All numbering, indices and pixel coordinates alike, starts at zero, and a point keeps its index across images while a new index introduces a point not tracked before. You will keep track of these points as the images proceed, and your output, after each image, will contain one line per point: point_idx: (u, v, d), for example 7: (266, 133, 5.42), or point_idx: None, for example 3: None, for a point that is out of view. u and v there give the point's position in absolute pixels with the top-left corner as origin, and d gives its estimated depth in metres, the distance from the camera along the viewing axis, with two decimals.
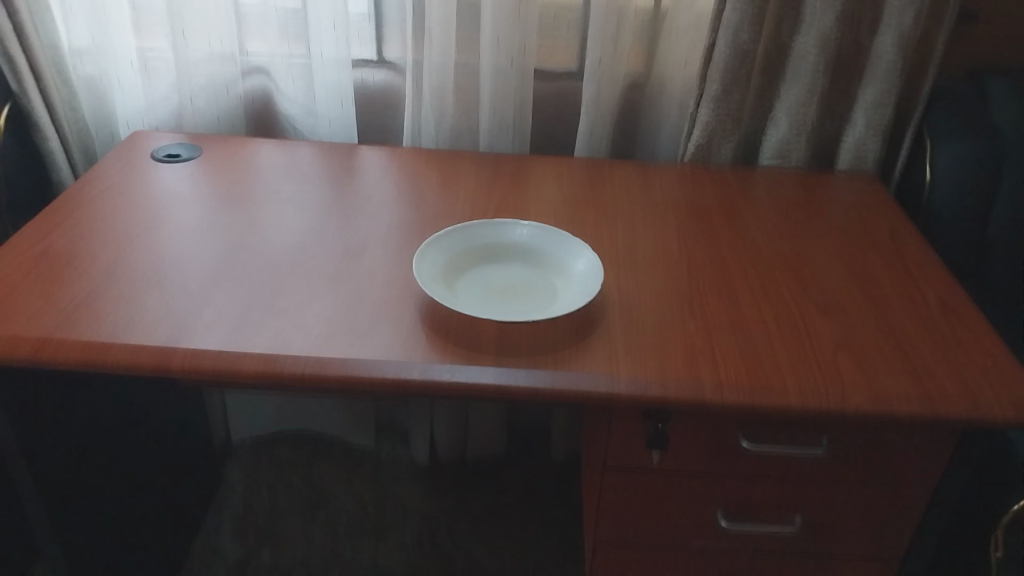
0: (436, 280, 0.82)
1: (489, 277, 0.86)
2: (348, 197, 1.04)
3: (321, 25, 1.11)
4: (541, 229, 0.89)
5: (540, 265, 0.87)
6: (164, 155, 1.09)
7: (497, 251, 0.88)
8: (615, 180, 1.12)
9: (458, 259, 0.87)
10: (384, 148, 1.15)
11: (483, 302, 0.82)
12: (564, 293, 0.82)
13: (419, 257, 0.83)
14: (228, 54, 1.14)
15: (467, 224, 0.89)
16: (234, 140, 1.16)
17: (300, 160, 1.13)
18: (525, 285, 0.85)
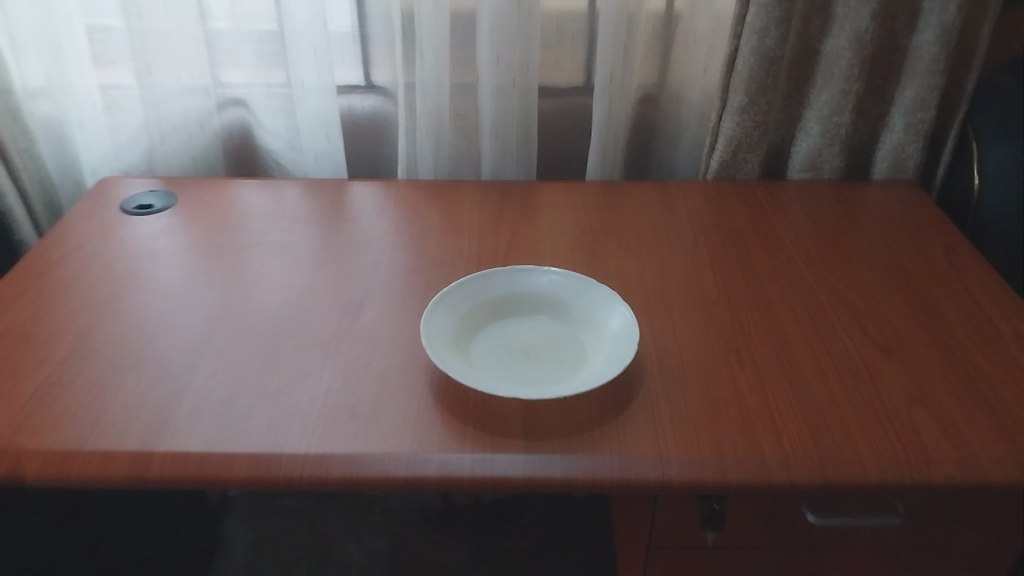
0: (445, 346, 0.71)
1: (506, 335, 0.76)
2: (340, 236, 0.93)
3: (300, 50, 1.00)
4: (563, 276, 0.78)
5: (565, 318, 0.77)
6: (134, 205, 0.99)
7: (515, 305, 0.78)
8: (633, 198, 1.01)
9: (471, 315, 0.77)
10: (377, 182, 1.04)
11: (503, 369, 0.72)
12: (595, 354, 0.72)
13: (426, 319, 0.72)
14: (200, 87, 1.04)
15: (477, 274, 0.78)
16: (212, 182, 1.05)
17: (284, 196, 1.02)
18: (550, 344, 0.74)
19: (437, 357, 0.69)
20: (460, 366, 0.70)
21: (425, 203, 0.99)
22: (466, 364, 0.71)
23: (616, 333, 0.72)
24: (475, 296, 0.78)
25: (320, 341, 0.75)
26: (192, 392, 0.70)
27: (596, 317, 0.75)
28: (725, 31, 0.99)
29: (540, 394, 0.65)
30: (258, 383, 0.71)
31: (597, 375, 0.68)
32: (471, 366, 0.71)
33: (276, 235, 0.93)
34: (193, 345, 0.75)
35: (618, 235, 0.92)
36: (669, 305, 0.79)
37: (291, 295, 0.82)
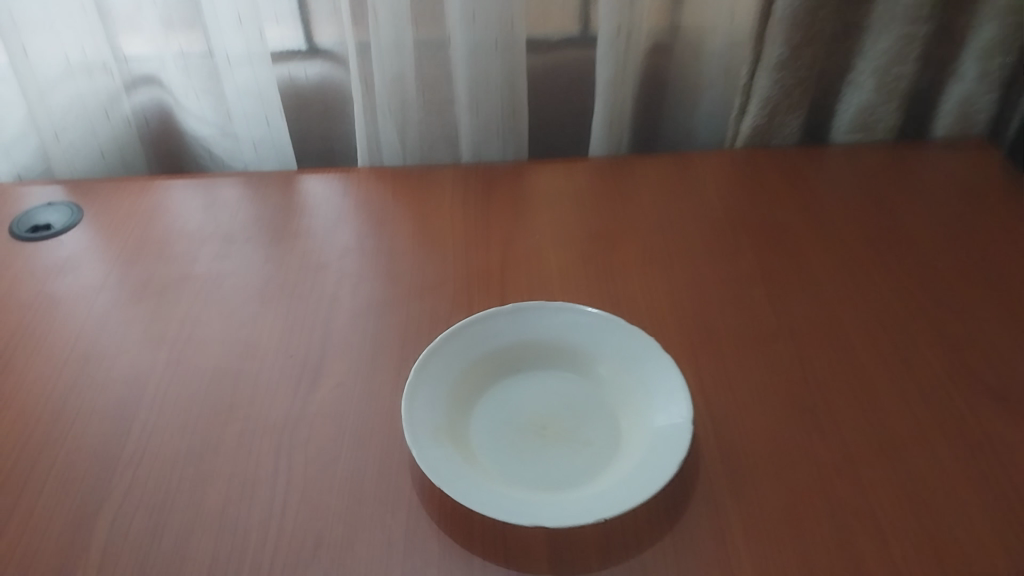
0: (435, 436, 0.54)
1: (515, 404, 0.59)
2: (290, 256, 0.74)
3: (218, 11, 0.77)
4: (586, 315, 0.61)
5: (591, 377, 0.60)
6: (28, 225, 0.79)
7: (523, 357, 0.61)
8: (651, 178, 0.82)
9: (468, 378, 0.59)
10: (334, 172, 0.84)
11: (514, 461, 0.55)
12: (636, 435, 0.55)
13: (410, 398, 0.54)
14: (97, 63, 0.82)
15: (474, 319, 0.60)
16: (127, 185, 0.84)
17: (217, 201, 0.82)
18: (573, 418, 0.58)
19: (428, 460, 0.51)
20: (455, 467, 0.52)
21: (392, 202, 0.80)
22: (465, 459, 0.54)
23: (661, 406, 0.55)
24: (469, 350, 0.60)
25: (272, 426, 0.58)
26: (104, 519, 0.53)
27: (632, 379, 0.58)
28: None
29: (573, 520, 0.48)
30: (194, 499, 0.54)
31: (643, 475, 0.51)
32: (472, 461, 0.54)
33: (209, 261, 0.74)
34: (104, 440, 0.58)
35: (637, 236, 0.74)
36: (717, 341, 0.62)
37: (234, 354, 0.64)
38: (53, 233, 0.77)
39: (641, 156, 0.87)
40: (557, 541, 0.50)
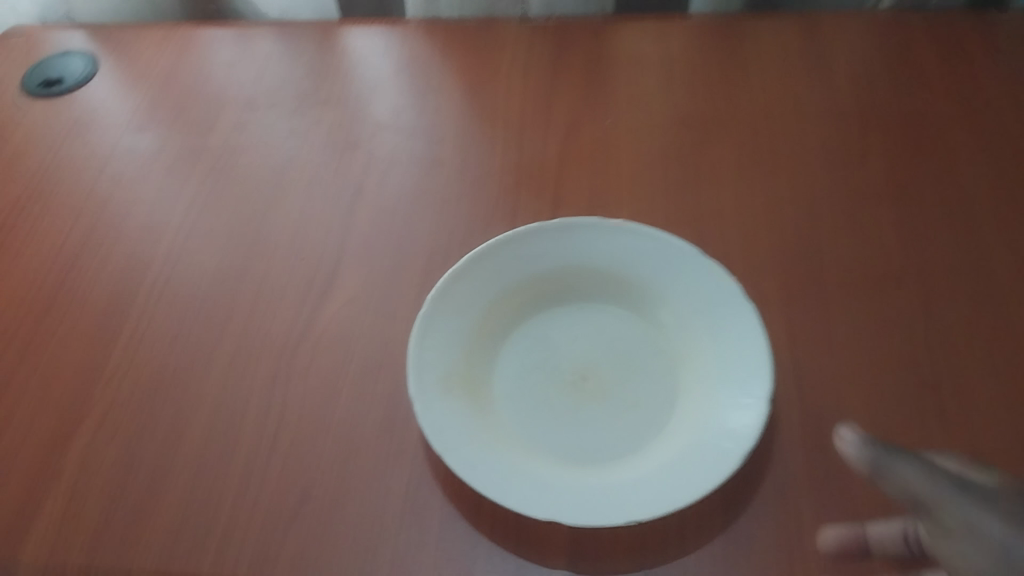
0: (443, 385, 0.45)
1: (552, 347, 0.49)
2: (316, 131, 0.63)
3: None
4: (653, 242, 0.49)
5: (651, 320, 0.49)
6: (40, 79, 0.70)
7: (568, 287, 0.50)
8: (763, 47, 0.65)
9: (498, 309, 0.49)
10: (380, 24, 0.71)
11: (540, 420, 0.46)
12: (697, 405, 0.45)
13: (419, 337, 0.45)
14: None
15: (510, 237, 0.49)
16: (149, 30, 0.74)
17: (246, 56, 0.70)
18: (621, 372, 0.48)
19: (430, 419, 0.43)
20: (463, 428, 0.43)
21: (441, 66, 0.67)
22: (478, 416, 0.45)
23: (735, 374, 0.44)
24: (501, 276, 0.49)
25: (270, 347, 0.50)
26: (76, 449, 0.46)
27: (702, 330, 0.47)
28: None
29: (602, 520, 0.40)
30: (175, 431, 0.46)
31: (699, 467, 0.41)
32: (486, 420, 0.45)
33: (226, 132, 0.64)
34: (87, 348, 0.51)
35: (736, 131, 0.60)
36: (819, 280, 0.51)
37: (237, 250, 0.55)
38: (63, 91, 0.69)
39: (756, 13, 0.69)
40: (582, 537, 0.41)
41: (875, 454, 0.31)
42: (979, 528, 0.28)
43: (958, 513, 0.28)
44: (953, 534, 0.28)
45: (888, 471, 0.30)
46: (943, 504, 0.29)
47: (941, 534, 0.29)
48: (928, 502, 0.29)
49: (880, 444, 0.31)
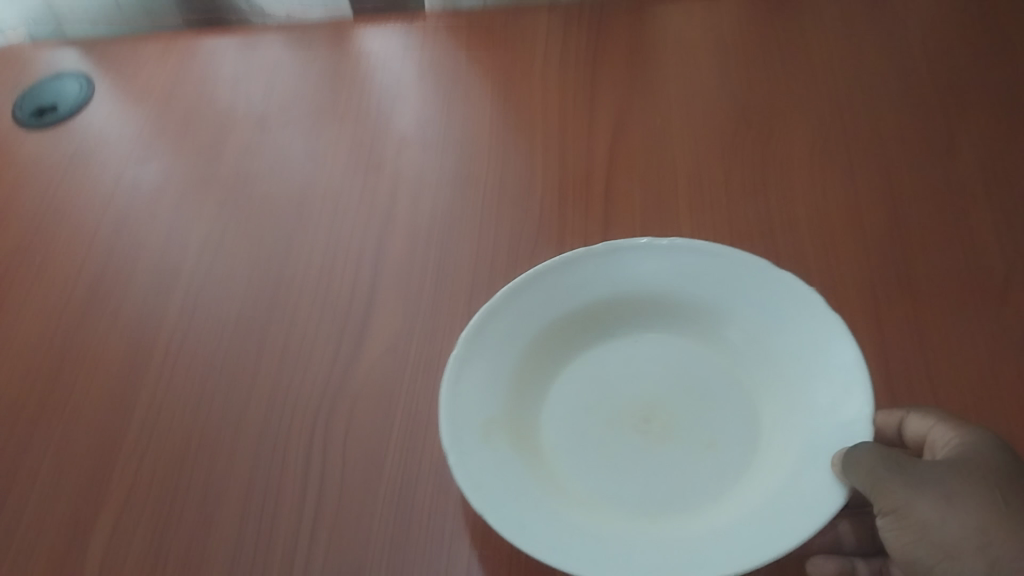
0: (482, 440, 0.38)
1: (609, 391, 0.42)
2: (336, 149, 0.57)
3: None
4: (716, 249, 0.42)
5: (730, 350, 0.42)
6: (36, 107, 0.65)
7: (619, 316, 0.44)
8: (821, 29, 0.59)
9: (541, 344, 0.43)
10: (396, 23, 0.64)
11: (601, 473, 0.39)
12: (791, 437, 0.38)
13: (451, 385, 0.38)
14: None
15: (553, 264, 0.43)
16: (147, 44, 0.68)
17: (254, 67, 0.64)
18: (698, 414, 0.41)
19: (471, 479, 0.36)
20: (513, 489, 0.37)
21: (467, 67, 0.60)
22: (531, 474, 0.38)
23: (832, 398, 0.37)
24: (545, 310, 0.43)
25: (302, 408, 0.45)
26: (99, 536, 0.42)
27: (786, 348, 0.41)
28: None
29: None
30: (205, 508, 0.42)
31: (795, 508, 0.34)
32: (539, 476, 0.38)
33: (237, 156, 0.58)
34: (106, 417, 0.46)
35: (802, 121, 0.53)
36: (912, 293, 0.45)
37: (259, 292, 0.50)
38: (60, 117, 0.64)
39: None
40: None
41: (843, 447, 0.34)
42: (911, 515, 0.32)
43: (896, 499, 0.32)
44: (890, 516, 0.33)
45: (849, 456, 0.33)
46: (889, 490, 0.32)
47: (882, 515, 0.33)
48: (876, 490, 0.32)
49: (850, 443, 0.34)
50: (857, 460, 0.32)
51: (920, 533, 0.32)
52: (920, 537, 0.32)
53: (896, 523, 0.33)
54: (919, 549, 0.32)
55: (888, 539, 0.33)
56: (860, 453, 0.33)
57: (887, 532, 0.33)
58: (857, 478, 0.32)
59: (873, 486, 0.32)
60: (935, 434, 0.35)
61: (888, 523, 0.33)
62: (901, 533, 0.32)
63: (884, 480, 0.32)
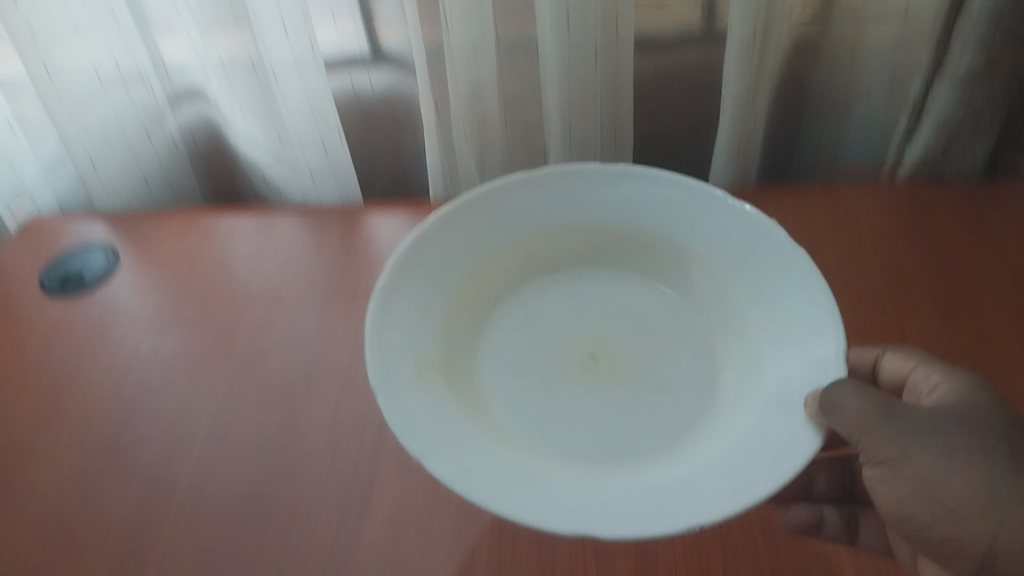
0: (414, 364, 0.49)
1: (546, 319, 0.57)
2: (345, 328, 0.62)
3: (261, 21, 0.64)
4: (662, 191, 0.56)
5: (689, 300, 0.57)
6: (63, 275, 0.70)
7: (575, 271, 0.59)
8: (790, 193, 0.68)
9: (477, 278, 0.56)
10: (404, 212, 0.71)
11: (553, 428, 0.51)
12: (769, 380, 0.49)
13: (395, 268, 0.51)
14: (133, 75, 0.71)
15: (491, 190, 0.55)
16: (172, 220, 0.74)
17: (271, 246, 0.70)
18: (643, 358, 0.54)
19: (394, 402, 0.45)
20: (428, 407, 0.47)
21: None
22: (470, 421, 0.48)
23: (808, 334, 0.48)
24: (501, 236, 0.57)
25: None
26: None
27: (741, 293, 0.54)
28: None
29: (654, 528, 0.41)
30: None
31: (777, 453, 0.43)
32: (479, 423, 0.48)
33: (250, 330, 0.63)
34: None
35: None
36: None
37: (267, 466, 0.53)
38: (85, 288, 0.68)
39: (774, 186, 0.70)
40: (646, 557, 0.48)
41: (826, 386, 0.43)
42: (906, 466, 0.42)
43: (891, 450, 0.42)
44: (884, 465, 0.43)
45: (830, 395, 0.42)
46: (877, 442, 0.43)
47: (875, 464, 0.43)
48: (862, 437, 0.42)
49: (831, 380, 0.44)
50: (840, 402, 0.42)
51: (913, 482, 0.42)
52: (913, 487, 0.42)
53: (885, 471, 0.43)
54: (914, 502, 0.42)
55: (878, 485, 0.44)
56: (840, 393, 0.42)
57: (878, 478, 0.43)
58: (838, 421, 0.42)
59: (859, 427, 0.42)
60: (917, 376, 0.48)
61: (874, 466, 0.44)
62: (890, 479, 0.43)
63: (876, 427, 0.42)
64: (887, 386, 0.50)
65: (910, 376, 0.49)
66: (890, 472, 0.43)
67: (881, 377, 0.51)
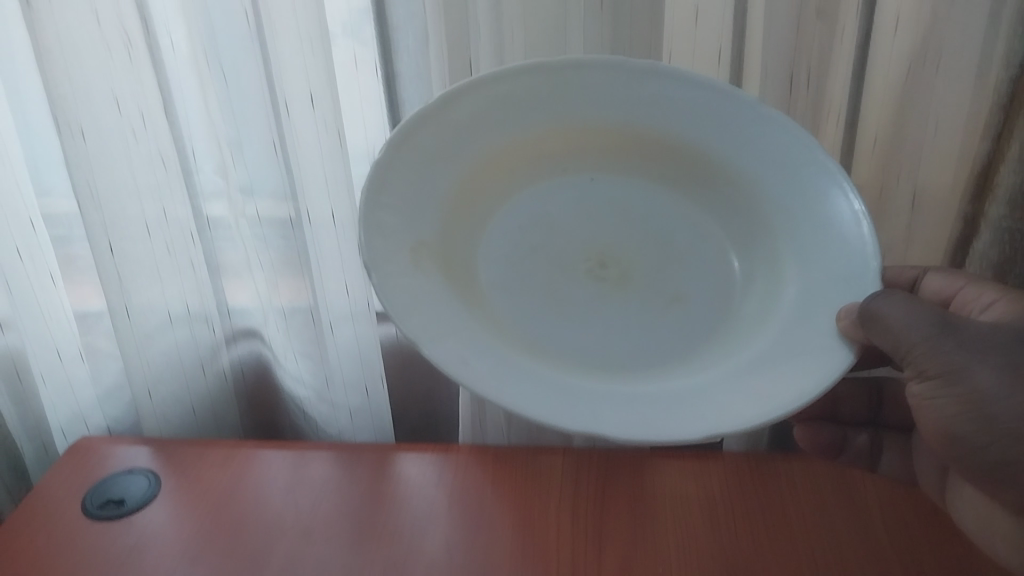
0: (413, 251, 0.51)
1: (554, 210, 0.59)
2: (372, 567, 0.64)
3: (325, 283, 0.73)
4: (687, 90, 0.55)
5: (710, 181, 0.58)
6: (103, 499, 0.72)
7: (581, 153, 0.59)
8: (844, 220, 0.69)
9: (478, 90, 0.54)
10: (432, 456, 0.75)
11: (552, 328, 0.54)
12: (788, 297, 0.54)
13: (387, 160, 0.51)
14: (200, 314, 0.77)
15: (489, 76, 0.53)
16: (213, 450, 0.78)
17: (305, 482, 0.73)
18: (654, 266, 0.57)
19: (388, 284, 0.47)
20: (433, 293, 0.50)
21: (490, 499, 0.70)
22: (471, 310, 0.52)
23: (832, 250, 0.53)
24: (512, 212, 0.59)
25: None
26: None
27: (775, 185, 0.56)
28: (937, 258, 0.69)
29: (679, 435, 0.45)
30: None
31: (817, 361, 0.48)
32: (473, 309, 0.52)
33: (279, 564, 0.65)
34: None
35: None
36: None
37: None
38: (124, 512, 0.71)
39: (779, 454, 0.74)
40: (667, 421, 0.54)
41: (868, 302, 0.48)
42: (958, 380, 0.49)
43: (943, 364, 0.49)
44: (936, 380, 0.50)
45: (871, 308, 0.47)
46: (899, 314, 0.48)
47: (925, 375, 0.50)
48: (881, 319, 0.47)
49: (869, 296, 0.49)
50: (880, 312, 0.47)
51: (965, 395, 0.49)
52: (965, 399, 0.49)
53: (937, 384, 0.50)
54: (964, 405, 0.49)
55: (932, 394, 0.51)
56: (880, 306, 0.47)
57: (930, 386, 0.50)
58: (878, 331, 0.47)
59: (901, 323, 0.48)
60: (966, 293, 0.58)
61: (925, 381, 0.51)
62: (940, 395, 0.50)
63: (898, 303, 0.48)
64: (927, 296, 0.60)
65: (960, 293, 0.59)
66: (941, 385, 0.50)
67: (923, 290, 0.61)
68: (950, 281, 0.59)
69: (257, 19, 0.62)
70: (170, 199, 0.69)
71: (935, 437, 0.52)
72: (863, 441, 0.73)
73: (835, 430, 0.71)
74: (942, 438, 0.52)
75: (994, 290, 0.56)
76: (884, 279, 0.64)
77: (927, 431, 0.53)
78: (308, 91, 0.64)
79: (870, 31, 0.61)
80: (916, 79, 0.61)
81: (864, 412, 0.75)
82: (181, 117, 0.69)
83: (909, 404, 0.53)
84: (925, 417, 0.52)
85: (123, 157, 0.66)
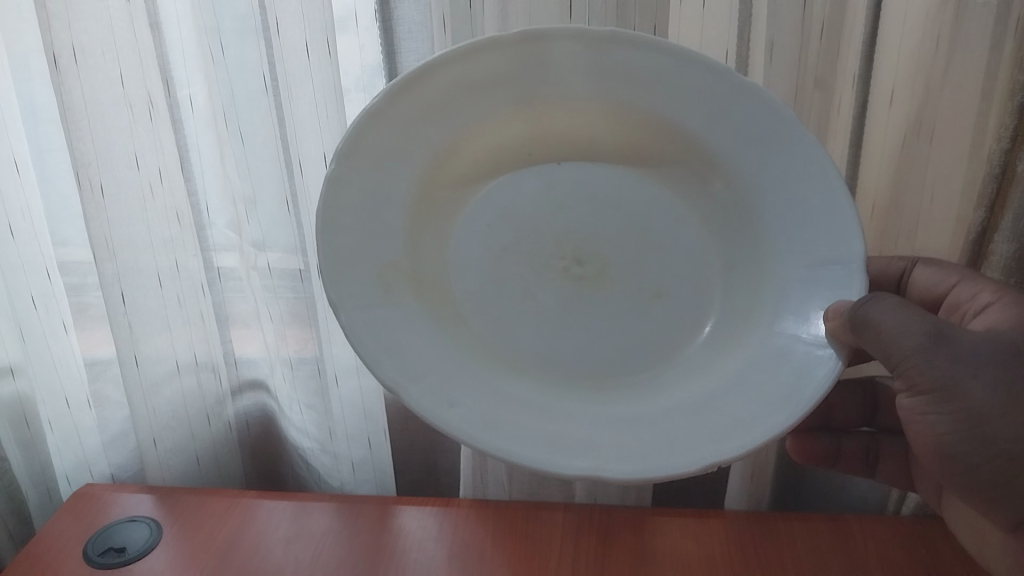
0: (377, 272, 0.50)
1: (549, 180, 0.55)
2: None
3: (331, 335, 0.75)
4: (653, 61, 0.49)
5: (698, 164, 0.54)
6: (105, 547, 0.72)
7: (554, 131, 0.55)
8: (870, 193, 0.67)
9: (437, 70, 0.48)
10: (433, 511, 0.75)
11: (534, 316, 0.54)
12: (777, 281, 0.52)
13: (339, 172, 0.48)
14: (208, 362, 0.78)
15: (451, 56, 0.48)
16: (214, 499, 0.77)
17: (304, 534, 0.73)
18: (640, 249, 0.55)
19: (362, 312, 0.49)
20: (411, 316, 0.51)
21: (491, 556, 0.70)
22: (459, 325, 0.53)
23: (822, 236, 0.50)
24: (497, 189, 0.55)
25: None
26: None
27: (760, 168, 0.52)
28: None
29: (674, 469, 0.44)
30: None
31: (809, 368, 0.47)
32: None
33: None
34: None
35: None
36: None
37: None
38: (126, 560, 0.70)
39: (778, 513, 0.74)
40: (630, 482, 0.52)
41: (860, 305, 0.46)
42: (950, 397, 0.49)
43: (934, 380, 0.49)
44: (927, 394, 0.49)
45: (862, 312, 0.46)
46: (888, 321, 0.47)
47: (916, 391, 0.50)
48: (870, 323, 0.46)
49: (859, 299, 0.47)
50: (870, 317, 0.46)
51: (958, 411, 0.49)
52: (957, 415, 0.49)
53: (929, 399, 0.50)
54: (954, 420, 0.49)
55: (924, 408, 0.50)
56: (871, 312, 0.46)
57: (920, 401, 0.50)
58: (868, 335, 0.46)
59: (891, 330, 0.47)
60: (961, 290, 0.57)
61: (916, 395, 0.50)
62: (931, 411, 0.50)
63: (886, 310, 0.47)
64: (919, 292, 0.60)
65: (954, 290, 0.58)
66: (932, 401, 0.50)
67: (913, 285, 0.61)
68: (941, 276, 0.59)
69: (274, 78, 0.65)
70: (183, 253, 0.71)
71: (927, 451, 0.52)
72: (862, 445, 0.71)
73: (827, 439, 0.71)
74: (935, 452, 0.52)
75: (990, 289, 0.55)
76: (869, 272, 0.62)
77: (920, 444, 0.53)
78: (321, 152, 0.67)
79: (867, 101, 0.63)
80: (912, 150, 0.63)
81: (858, 417, 0.74)
82: (199, 178, 0.72)
83: (901, 417, 0.53)
84: (917, 430, 0.52)
85: (141, 212, 0.68)
